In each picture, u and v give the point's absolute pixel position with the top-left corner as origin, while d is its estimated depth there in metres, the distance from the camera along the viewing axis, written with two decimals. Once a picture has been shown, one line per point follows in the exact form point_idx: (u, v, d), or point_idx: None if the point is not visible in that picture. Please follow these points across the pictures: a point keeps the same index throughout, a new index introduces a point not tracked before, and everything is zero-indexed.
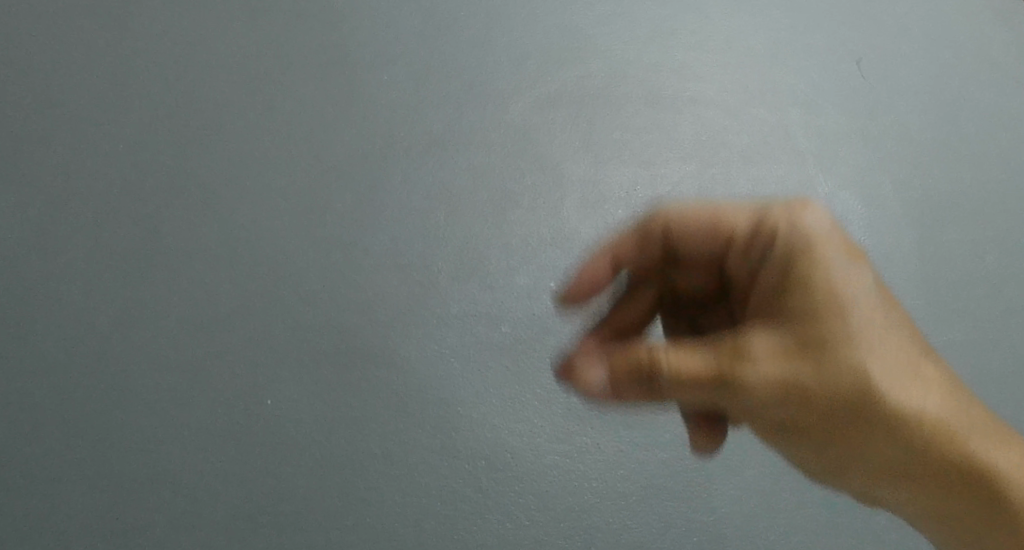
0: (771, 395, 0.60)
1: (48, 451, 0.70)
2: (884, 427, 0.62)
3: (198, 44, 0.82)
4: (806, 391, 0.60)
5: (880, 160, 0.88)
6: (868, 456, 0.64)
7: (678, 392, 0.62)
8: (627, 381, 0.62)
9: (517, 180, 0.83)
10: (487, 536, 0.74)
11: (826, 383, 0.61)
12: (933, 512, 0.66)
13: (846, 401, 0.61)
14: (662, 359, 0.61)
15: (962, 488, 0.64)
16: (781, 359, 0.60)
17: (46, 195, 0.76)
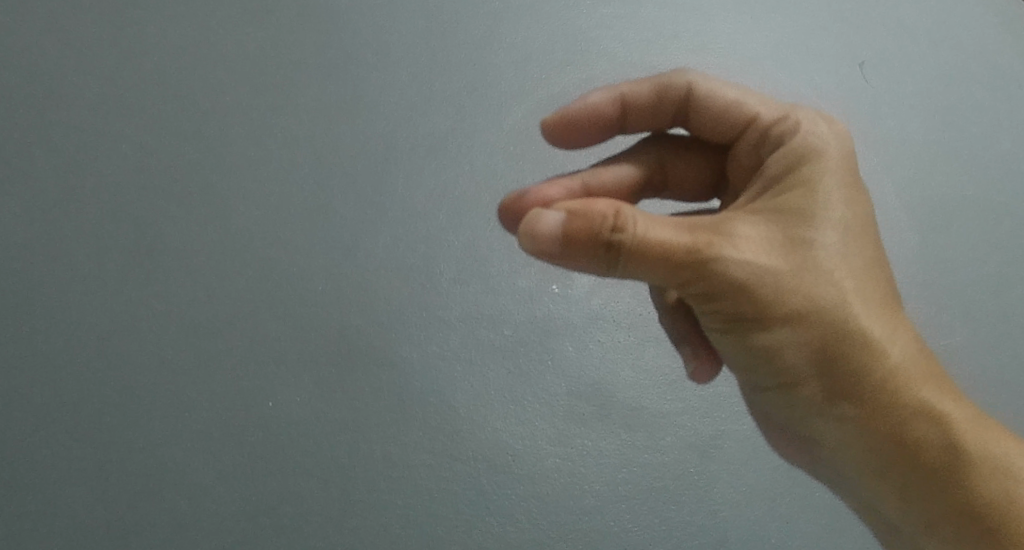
0: (740, 279, 0.54)
1: (48, 450, 0.70)
2: (853, 340, 0.56)
3: (201, 46, 0.82)
4: (774, 282, 0.55)
5: (884, 162, 0.87)
6: (828, 374, 0.57)
7: (637, 260, 0.52)
8: (581, 242, 0.52)
9: (518, 183, 0.83)
10: (487, 538, 0.74)
11: (794, 279, 0.55)
12: (889, 456, 0.58)
13: (812, 302, 0.55)
14: (627, 221, 0.52)
15: (925, 435, 0.58)
16: (754, 247, 0.55)
17: (49, 194, 0.76)
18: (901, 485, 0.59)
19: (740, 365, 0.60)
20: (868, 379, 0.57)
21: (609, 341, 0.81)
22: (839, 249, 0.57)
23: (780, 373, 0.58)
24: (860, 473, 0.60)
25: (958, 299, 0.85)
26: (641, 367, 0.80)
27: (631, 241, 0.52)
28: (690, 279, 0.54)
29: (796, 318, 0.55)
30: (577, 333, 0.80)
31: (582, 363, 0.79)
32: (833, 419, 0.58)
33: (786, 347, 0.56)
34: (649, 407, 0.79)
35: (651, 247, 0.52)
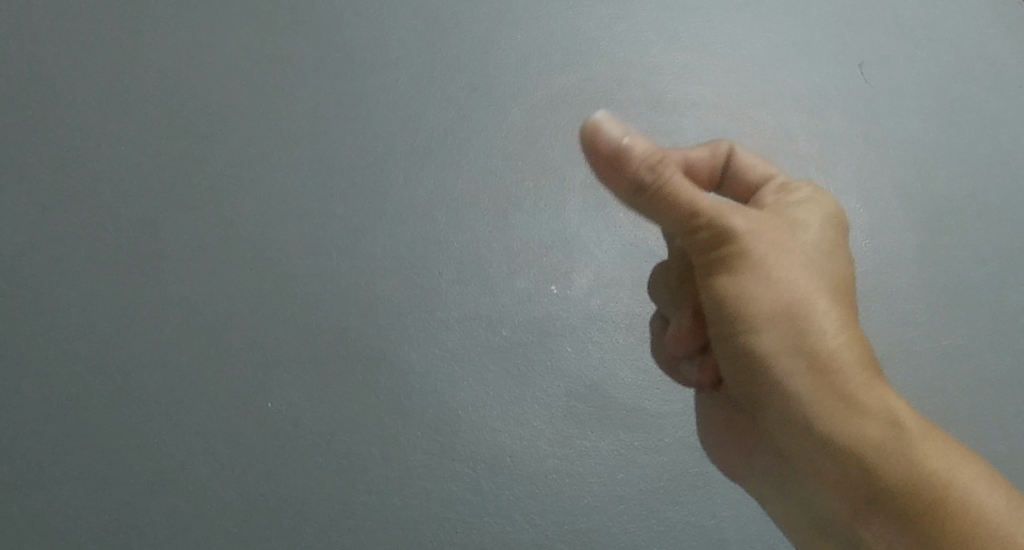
0: (737, 238, 0.63)
1: (52, 449, 0.71)
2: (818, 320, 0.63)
3: (201, 49, 0.82)
4: (763, 249, 0.64)
5: (882, 164, 0.87)
6: (791, 341, 0.63)
7: (661, 197, 0.62)
8: (630, 172, 0.61)
9: (518, 183, 0.83)
10: (486, 539, 0.74)
11: (778, 254, 0.64)
12: (834, 430, 0.62)
13: (787, 277, 0.63)
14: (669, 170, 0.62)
15: (877, 413, 0.62)
16: (755, 218, 0.65)
17: (53, 198, 0.77)
18: (841, 459, 0.62)
19: (715, 318, 0.66)
20: (828, 353, 0.62)
21: (608, 342, 0.80)
22: (814, 280, 0.65)
23: (746, 329, 0.64)
24: (806, 446, 0.64)
25: (959, 300, 0.84)
26: (640, 368, 0.80)
27: (665, 180, 0.61)
28: (696, 232, 0.63)
29: (772, 285, 0.63)
30: (577, 334, 0.80)
31: (581, 364, 0.80)
32: (789, 386, 0.63)
33: (755, 307, 0.63)
34: (649, 407, 0.79)
35: (677, 192, 0.62)
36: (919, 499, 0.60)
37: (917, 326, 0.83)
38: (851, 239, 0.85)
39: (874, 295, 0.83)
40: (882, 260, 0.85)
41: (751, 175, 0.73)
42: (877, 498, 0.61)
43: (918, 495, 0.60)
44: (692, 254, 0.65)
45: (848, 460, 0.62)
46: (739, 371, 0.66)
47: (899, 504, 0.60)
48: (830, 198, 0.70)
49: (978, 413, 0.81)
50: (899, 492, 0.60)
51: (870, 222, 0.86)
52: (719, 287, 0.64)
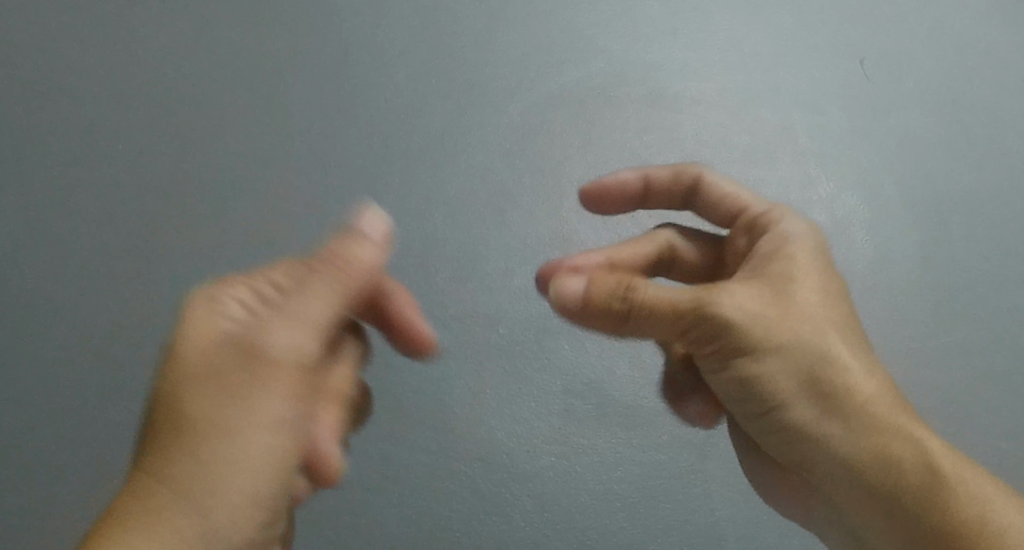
0: (734, 320, 0.57)
1: (56, 446, 0.73)
2: (842, 379, 0.57)
3: (200, 51, 0.83)
4: (765, 321, 0.57)
5: (883, 161, 0.87)
6: (817, 410, 0.57)
7: (645, 320, 0.58)
8: (599, 306, 0.59)
9: (515, 181, 0.83)
10: (481, 537, 0.74)
11: (782, 322, 0.57)
12: (874, 495, 0.56)
13: (795, 335, 0.57)
14: (635, 287, 0.58)
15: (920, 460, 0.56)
16: (746, 288, 0.58)
17: (50, 200, 0.78)
18: (886, 520, 0.56)
19: (734, 396, 0.61)
20: (854, 414, 0.57)
21: (607, 339, 0.80)
22: (821, 329, 0.58)
23: (769, 404, 0.59)
24: (851, 506, 0.58)
25: (958, 297, 0.84)
26: (638, 365, 0.80)
27: (637, 300, 0.58)
28: (694, 329, 0.58)
29: (785, 355, 0.57)
30: (575, 331, 0.80)
31: (579, 361, 0.79)
32: (819, 454, 0.58)
33: (773, 382, 0.58)
34: (647, 405, 0.79)
35: (654, 305, 0.58)
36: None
37: (918, 323, 0.82)
38: (852, 236, 0.85)
39: (873, 293, 0.83)
40: (883, 257, 0.84)
41: (722, 203, 0.67)
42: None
43: (969, 546, 0.54)
44: (694, 348, 0.60)
45: (897, 518, 0.56)
46: (769, 437, 0.61)
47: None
48: (804, 228, 0.62)
49: (977, 411, 0.80)
50: (951, 547, 0.55)
51: (870, 218, 0.85)
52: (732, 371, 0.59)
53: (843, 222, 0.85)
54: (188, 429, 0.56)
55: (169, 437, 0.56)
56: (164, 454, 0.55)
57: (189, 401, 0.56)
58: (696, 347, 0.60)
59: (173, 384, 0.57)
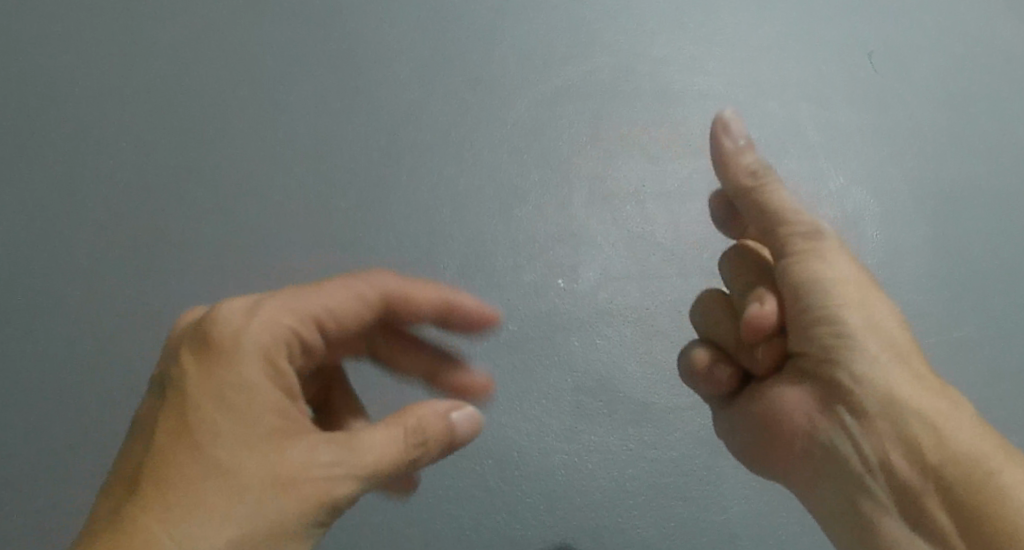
0: (828, 233, 0.65)
1: (59, 446, 0.72)
2: (891, 320, 0.64)
3: (202, 48, 0.82)
4: (839, 250, 0.66)
5: (893, 155, 0.86)
6: (869, 331, 0.63)
7: (755, 202, 0.67)
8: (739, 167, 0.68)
9: (523, 177, 0.82)
10: (492, 536, 0.73)
11: (848, 254, 0.66)
12: (905, 402, 0.62)
13: (858, 275, 0.65)
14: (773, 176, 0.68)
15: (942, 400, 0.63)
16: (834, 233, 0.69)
17: (51, 197, 0.77)
18: (913, 430, 0.61)
19: (789, 295, 0.65)
20: (899, 337, 0.64)
21: (617, 336, 0.79)
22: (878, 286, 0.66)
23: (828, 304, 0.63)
24: (879, 413, 0.62)
25: (970, 290, 0.83)
26: (649, 362, 0.79)
27: (765, 186, 0.67)
28: (790, 224, 0.65)
29: (855, 281, 0.64)
30: (585, 327, 0.79)
31: (589, 358, 0.78)
32: (862, 356, 0.63)
33: (843, 285, 0.63)
34: (658, 402, 0.78)
35: (774, 199, 0.67)
36: (975, 466, 0.60)
37: (929, 318, 0.82)
38: (862, 230, 0.84)
39: (886, 287, 0.82)
40: (895, 250, 0.83)
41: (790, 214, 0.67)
42: (949, 467, 0.60)
43: (979, 463, 0.60)
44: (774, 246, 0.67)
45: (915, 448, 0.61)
46: (808, 343, 0.65)
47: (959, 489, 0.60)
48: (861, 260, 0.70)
49: (990, 405, 0.80)
50: (951, 469, 0.60)
51: (880, 212, 0.85)
52: (801, 268, 0.64)
53: (853, 216, 0.84)
54: (202, 469, 0.50)
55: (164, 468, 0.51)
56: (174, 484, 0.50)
57: (229, 385, 0.53)
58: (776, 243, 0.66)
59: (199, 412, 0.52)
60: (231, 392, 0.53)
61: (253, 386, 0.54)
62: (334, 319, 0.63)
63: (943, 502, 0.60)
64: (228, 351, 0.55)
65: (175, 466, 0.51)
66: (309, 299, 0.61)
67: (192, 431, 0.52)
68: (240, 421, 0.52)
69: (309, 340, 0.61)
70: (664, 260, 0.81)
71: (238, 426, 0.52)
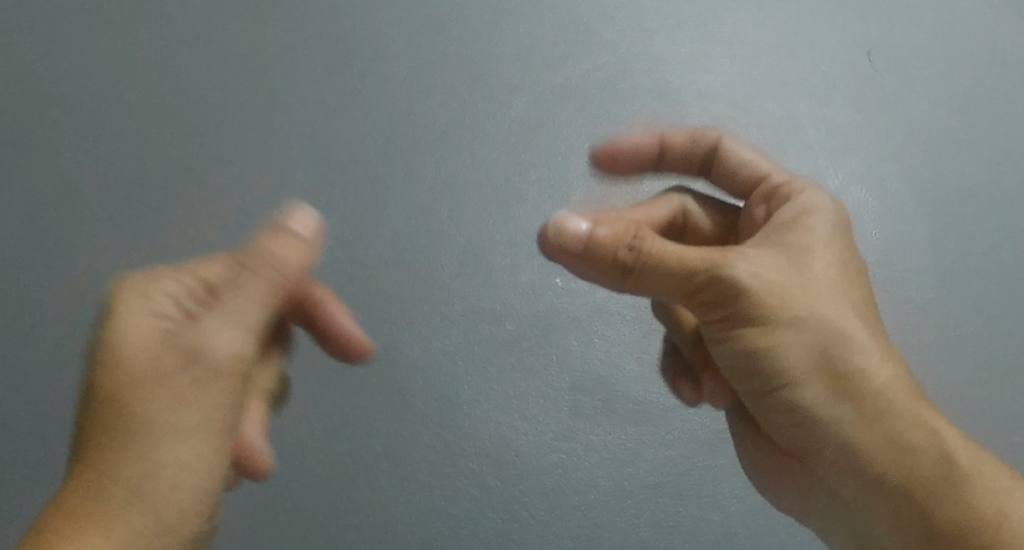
0: (743, 281, 0.54)
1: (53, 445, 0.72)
2: (860, 362, 0.54)
3: (200, 48, 0.82)
4: (776, 289, 0.54)
5: (892, 153, 0.86)
6: (838, 391, 0.55)
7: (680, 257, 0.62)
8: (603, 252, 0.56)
9: (521, 176, 0.82)
10: (490, 535, 0.74)
11: (783, 291, 0.54)
12: (881, 483, 0.55)
13: (809, 310, 0.55)
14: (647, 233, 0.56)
15: (928, 450, 0.55)
16: (756, 252, 0.56)
17: (50, 197, 0.77)
18: (895, 511, 0.55)
19: (735, 370, 0.57)
20: (866, 398, 0.54)
21: (614, 334, 0.79)
22: (835, 308, 0.55)
23: (775, 382, 0.56)
24: (854, 496, 0.56)
25: (969, 288, 0.83)
26: (647, 361, 0.79)
27: (642, 246, 0.55)
28: (697, 282, 0.55)
29: (797, 322, 0.54)
30: (583, 326, 0.79)
31: (587, 357, 0.78)
32: (824, 435, 0.56)
33: (786, 353, 0.54)
34: (656, 401, 0.78)
35: (663, 261, 0.55)
36: (970, 542, 0.54)
37: (929, 317, 0.81)
38: (861, 229, 0.84)
39: (884, 286, 0.82)
40: (894, 248, 0.83)
41: (739, 173, 0.70)
42: (937, 544, 0.54)
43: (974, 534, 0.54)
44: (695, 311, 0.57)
45: (907, 513, 0.54)
46: (771, 420, 0.58)
47: None
48: (824, 202, 0.60)
49: (990, 405, 0.79)
50: (950, 540, 0.54)
51: (879, 211, 0.84)
52: (736, 346, 0.56)
53: (852, 215, 0.84)
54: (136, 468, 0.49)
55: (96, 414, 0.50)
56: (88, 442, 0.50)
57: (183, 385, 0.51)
58: (698, 313, 0.57)
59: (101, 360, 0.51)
60: (123, 341, 0.50)
61: (150, 323, 0.51)
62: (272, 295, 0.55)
63: None
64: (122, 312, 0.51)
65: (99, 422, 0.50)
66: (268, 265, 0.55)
67: (94, 392, 0.50)
68: (127, 367, 0.50)
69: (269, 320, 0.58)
70: None
71: (132, 375, 0.50)
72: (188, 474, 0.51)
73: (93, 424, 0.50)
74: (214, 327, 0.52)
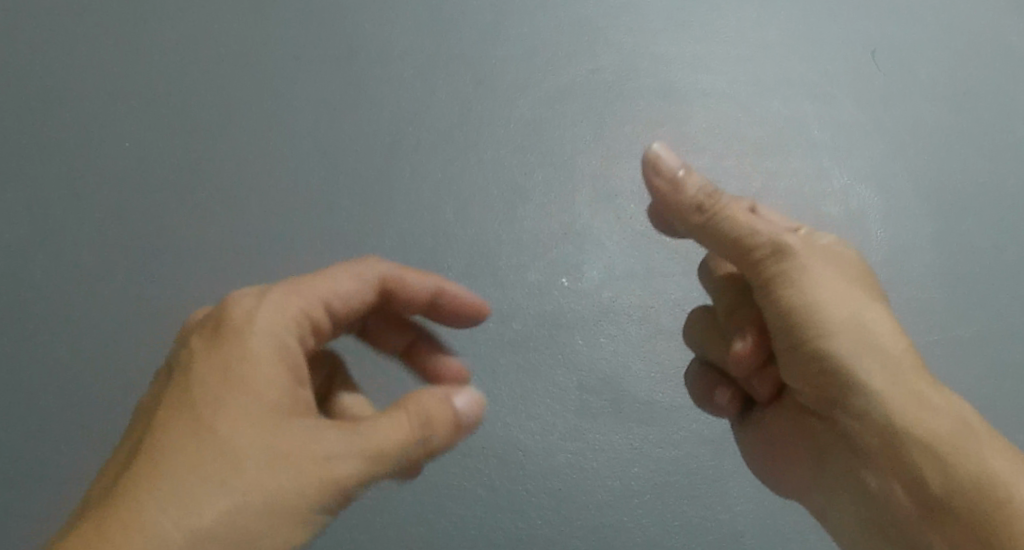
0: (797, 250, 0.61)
1: (62, 446, 0.72)
2: (880, 332, 0.61)
3: (205, 48, 0.82)
4: (816, 262, 0.62)
5: (896, 152, 0.86)
6: (863, 353, 0.60)
7: (716, 233, 0.62)
8: (686, 213, 0.63)
9: (526, 176, 0.82)
10: (497, 536, 0.73)
11: (825, 263, 0.62)
12: (902, 434, 0.60)
13: (835, 288, 0.61)
14: (723, 198, 0.62)
15: (947, 413, 0.60)
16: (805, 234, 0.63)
17: (54, 198, 0.77)
18: (911, 464, 0.60)
19: (778, 334, 0.63)
20: (890, 355, 0.60)
21: (621, 334, 0.79)
22: (857, 293, 0.62)
23: (809, 338, 0.60)
24: (876, 448, 0.61)
25: (973, 286, 0.83)
26: (653, 361, 0.79)
27: (719, 213, 0.62)
28: (761, 256, 0.61)
29: (835, 291, 0.61)
30: (589, 326, 0.79)
31: (593, 357, 0.78)
32: (853, 387, 0.61)
33: (825, 311, 0.60)
34: (663, 400, 0.78)
35: (732, 228, 0.62)
36: (971, 500, 0.58)
37: (934, 317, 0.81)
38: (866, 228, 0.84)
39: (889, 286, 0.82)
40: (898, 247, 0.83)
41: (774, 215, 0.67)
42: (947, 499, 0.59)
43: (987, 491, 0.58)
44: (750, 278, 0.63)
45: (916, 463, 0.60)
46: (799, 376, 0.63)
47: (961, 514, 0.59)
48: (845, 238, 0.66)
49: (995, 403, 0.79)
50: (957, 497, 0.59)
51: (884, 211, 0.84)
52: (782, 298, 0.61)
53: (857, 214, 0.84)
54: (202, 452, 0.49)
55: (180, 427, 0.50)
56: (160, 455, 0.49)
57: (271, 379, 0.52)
58: (752, 280, 0.63)
59: (205, 377, 0.52)
60: (249, 354, 0.52)
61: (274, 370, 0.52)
62: (341, 301, 0.61)
63: (945, 535, 0.60)
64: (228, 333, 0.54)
65: (180, 440, 0.49)
66: (326, 285, 0.60)
67: (195, 404, 0.51)
68: (245, 396, 0.50)
69: (322, 326, 0.59)
70: (668, 259, 0.81)
71: (243, 400, 0.50)
72: (250, 529, 0.47)
73: (172, 435, 0.50)
74: (320, 429, 0.50)
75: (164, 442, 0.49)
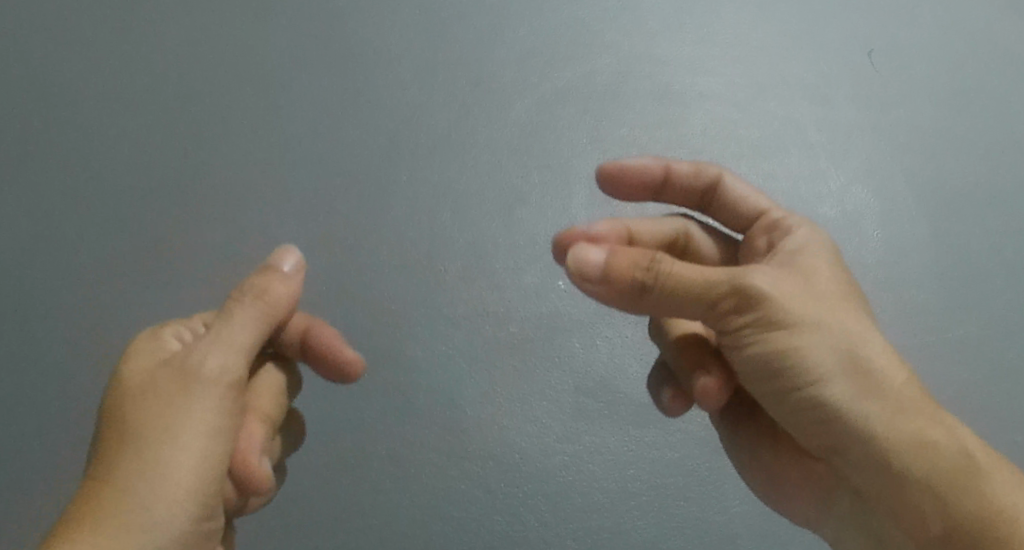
0: (767, 294, 0.54)
1: (61, 449, 0.73)
2: (874, 365, 0.55)
3: (205, 53, 0.83)
4: (794, 301, 0.55)
5: (894, 154, 0.86)
6: (859, 396, 0.54)
7: (669, 295, 0.55)
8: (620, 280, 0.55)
9: (523, 179, 0.82)
10: (494, 538, 0.74)
11: (802, 296, 0.55)
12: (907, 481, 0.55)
13: (821, 323, 0.55)
14: (663, 258, 0.55)
15: (951, 447, 0.55)
16: (768, 268, 0.56)
17: (53, 201, 0.77)
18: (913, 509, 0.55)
19: (757, 379, 0.57)
20: (889, 390, 0.54)
21: (617, 337, 0.79)
22: (836, 322, 0.55)
23: (800, 387, 0.55)
24: (876, 492, 0.57)
25: (968, 287, 0.83)
26: (649, 363, 0.79)
27: (665, 273, 0.54)
28: (724, 308, 0.55)
29: (819, 329, 0.54)
30: (586, 328, 0.79)
31: (590, 359, 0.78)
32: (851, 436, 0.55)
33: (814, 359, 0.54)
34: None
35: (680, 283, 0.54)
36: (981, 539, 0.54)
37: (930, 319, 0.81)
38: (863, 230, 0.84)
39: (886, 287, 0.82)
40: (895, 249, 0.83)
41: (742, 206, 0.67)
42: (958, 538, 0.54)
43: (996, 523, 0.54)
44: (713, 325, 0.56)
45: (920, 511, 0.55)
46: (790, 418, 0.58)
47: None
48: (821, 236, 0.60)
49: (991, 405, 0.79)
50: (965, 533, 0.54)
51: (880, 212, 0.84)
52: (764, 351, 0.55)
53: (854, 216, 0.84)
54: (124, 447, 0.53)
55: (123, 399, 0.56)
56: (125, 433, 0.54)
57: (201, 388, 0.55)
58: (721, 327, 0.56)
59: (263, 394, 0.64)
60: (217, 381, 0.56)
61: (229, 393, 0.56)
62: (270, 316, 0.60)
63: None
64: (233, 347, 0.57)
65: (143, 413, 0.54)
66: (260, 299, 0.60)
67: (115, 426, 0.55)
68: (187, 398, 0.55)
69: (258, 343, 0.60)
70: None
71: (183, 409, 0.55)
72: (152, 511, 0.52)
73: (110, 441, 0.54)
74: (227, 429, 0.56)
75: (107, 446, 0.54)
